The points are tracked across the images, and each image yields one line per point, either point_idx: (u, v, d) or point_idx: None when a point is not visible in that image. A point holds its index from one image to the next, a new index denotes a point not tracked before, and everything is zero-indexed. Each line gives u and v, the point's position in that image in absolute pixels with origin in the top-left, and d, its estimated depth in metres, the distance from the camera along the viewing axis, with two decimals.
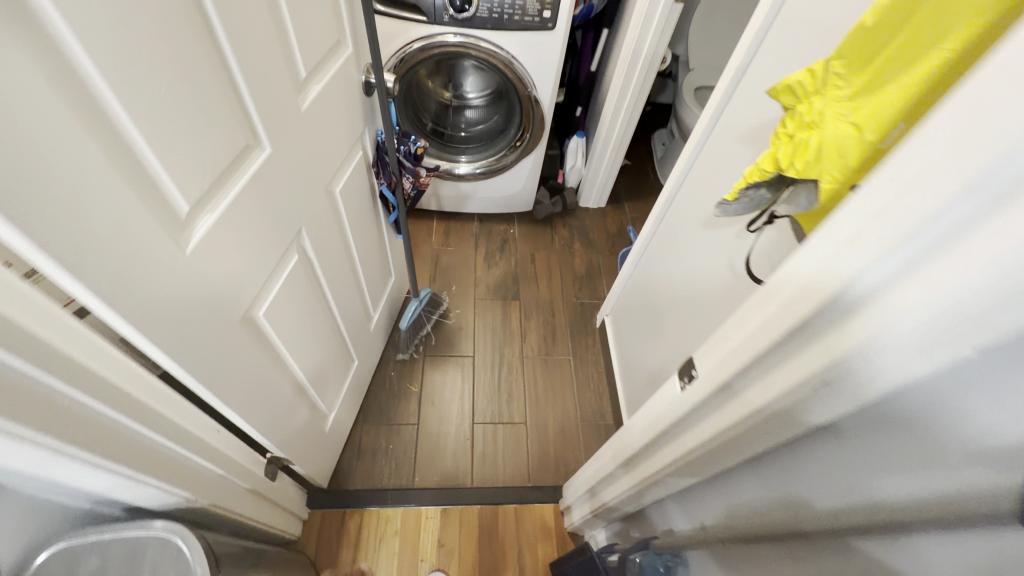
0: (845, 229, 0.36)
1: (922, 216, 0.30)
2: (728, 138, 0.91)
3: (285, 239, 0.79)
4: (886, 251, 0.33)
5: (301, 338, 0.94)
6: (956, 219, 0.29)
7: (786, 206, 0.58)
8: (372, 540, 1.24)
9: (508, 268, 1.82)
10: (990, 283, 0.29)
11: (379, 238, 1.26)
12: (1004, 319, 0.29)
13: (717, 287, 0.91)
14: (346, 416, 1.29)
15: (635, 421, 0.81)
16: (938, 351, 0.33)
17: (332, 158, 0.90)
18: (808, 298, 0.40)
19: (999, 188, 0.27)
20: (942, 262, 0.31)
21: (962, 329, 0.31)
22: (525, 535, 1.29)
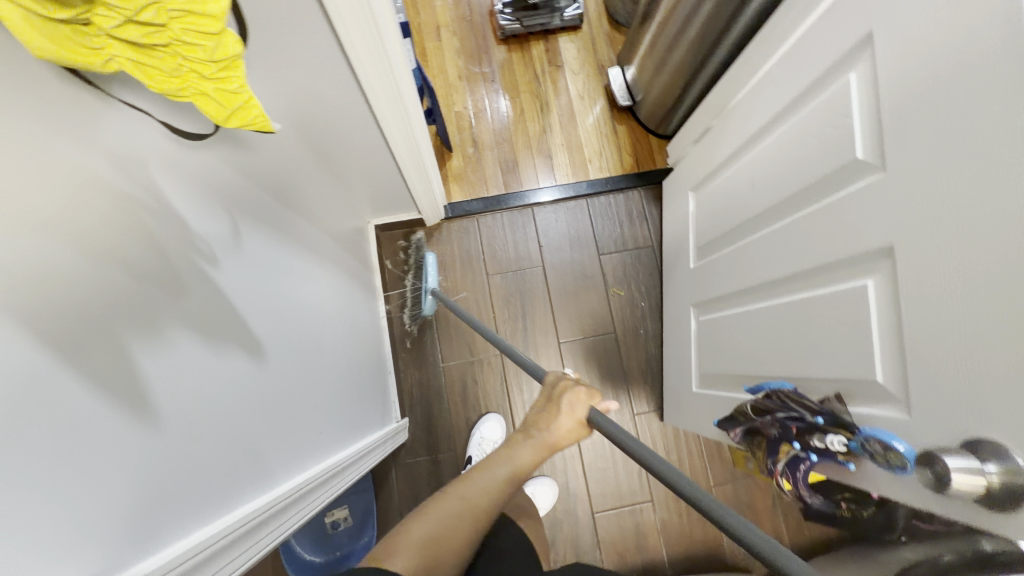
0: (306, 77, 0.66)
1: (316, 85, 0.69)
2: (65, 491, 0.30)
3: (887, 136, 0.58)
4: (321, 85, 0.69)
5: (769, 160, 0.83)
6: (307, 73, 0.65)
7: (92, 93, 0.35)
8: (611, 147, 1.45)
9: (574, 533, 1.23)
10: (302, 70, 0.64)
11: (740, 378, 0.88)
12: (302, 60, 0.63)
13: (248, 213, 0.59)
14: (676, 224, 1.26)
15: (403, 117, 0.83)
16: (309, 82, 0.67)
17: (916, 293, 0.53)
18: (359, 112, 0.77)
19: (290, 74, 0.64)
20: (314, 70, 0.65)
21: (301, 74, 0.65)
22: (470, 169, 1.41)
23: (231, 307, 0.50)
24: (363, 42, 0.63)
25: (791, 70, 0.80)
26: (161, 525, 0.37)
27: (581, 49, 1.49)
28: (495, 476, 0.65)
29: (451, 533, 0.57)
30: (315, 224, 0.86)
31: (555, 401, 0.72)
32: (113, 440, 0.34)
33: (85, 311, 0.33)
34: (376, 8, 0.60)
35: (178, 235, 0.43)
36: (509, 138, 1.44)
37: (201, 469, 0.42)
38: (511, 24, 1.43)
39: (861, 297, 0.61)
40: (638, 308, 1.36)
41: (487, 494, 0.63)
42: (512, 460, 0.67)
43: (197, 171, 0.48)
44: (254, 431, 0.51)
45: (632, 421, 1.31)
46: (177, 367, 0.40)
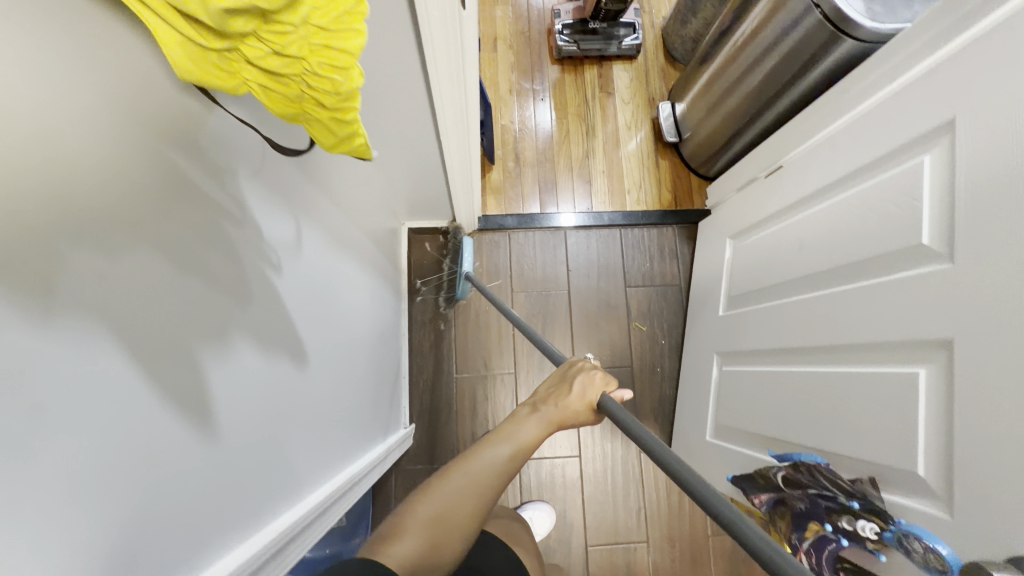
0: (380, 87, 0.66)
1: (387, 95, 0.69)
2: (129, 505, 0.29)
3: (956, 229, 0.58)
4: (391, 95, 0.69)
5: (821, 226, 0.83)
6: (381, 83, 0.66)
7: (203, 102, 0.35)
8: (651, 180, 1.45)
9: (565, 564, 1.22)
10: (378, 80, 0.65)
11: (763, 438, 0.88)
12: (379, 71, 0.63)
13: (309, 217, 0.59)
14: (709, 268, 1.25)
15: (462, 131, 0.83)
16: (381, 91, 0.68)
17: (972, 393, 0.52)
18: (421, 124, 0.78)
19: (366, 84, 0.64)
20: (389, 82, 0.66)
21: (376, 83, 0.65)
22: (509, 184, 1.41)
23: (286, 315, 0.49)
24: (443, 60, 0.63)
25: (857, 140, 0.80)
26: (201, 542, 0.36)
27: (633, 79, 1.50)
28: (500, 452, 0.58)
29: (451, 518, 0.52)
30: (359, 226, 0.86)
31: (568, 379, 0.66)
32: (177, 455, 0.33)
33: (172, 321, 0.32)
34: (463, 30, 0.60)
35: (252, 242, 0.43)
36: (551, 158, 1.44)
37: (244, 481, 0.42)
38: (569, 45, 1.43)
39: (910, 386, 0.60)
40: (657, 344, 1.35)
41: (491, 471, 0.56)
42: (519, 434, 0.60)
43: (275, 176, 0.48)
44: (290, 441, 0.50)
45: (637, 458, 1.30)
46: (237, 376, 0.40)
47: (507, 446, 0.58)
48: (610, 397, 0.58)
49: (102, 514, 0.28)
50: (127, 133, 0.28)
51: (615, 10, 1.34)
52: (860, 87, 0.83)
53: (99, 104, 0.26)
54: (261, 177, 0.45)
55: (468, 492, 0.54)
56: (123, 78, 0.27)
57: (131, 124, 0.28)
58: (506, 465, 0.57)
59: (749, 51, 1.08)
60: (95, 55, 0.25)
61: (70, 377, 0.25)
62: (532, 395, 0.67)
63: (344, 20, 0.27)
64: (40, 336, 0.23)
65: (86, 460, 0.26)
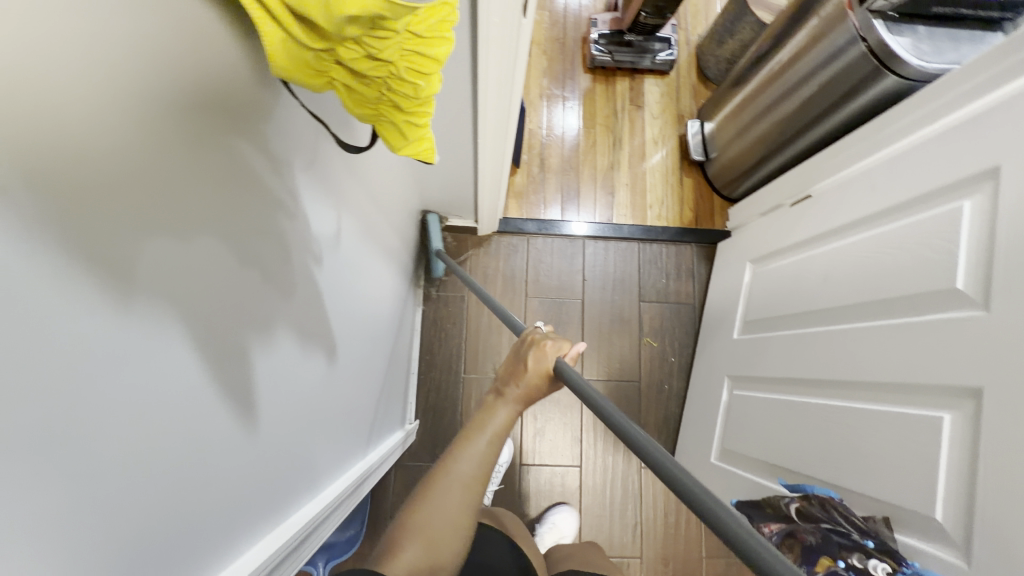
0: None
1: None
2: (181, 488, 0.30)
3: (993, 277, 0.58)
4: None
5: (849, 260, 0.83)
6: None
7: (276, 95, 0.35)
8: (674, 197, 1.45)
9: None
10: None
11: (772, 467, 0.87)
12: None
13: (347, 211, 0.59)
14: (726, 290, 1.25)
15: (499, 135, 0.83)
16: None
17: (999, 444, 0.52)
18: None
19: None
20: None
21: None
22: (531, 189, 1.41)
23: (321, 308, 0.49)
24: (494, 66, 0.63)
25: (893, 178, 0.80)
26: (233, 532, 0.36)
27: (664, 95, 1.50)
28: (477, 447, 0.54)
29: (446, 532, 0.51)
30: (388, 223, 0.86)
31: (522, 354, 0.58)
32: (222, 445, 0.33)
33: (226, 310, 0.32)
34: (517, 38, 0.61)
35: (298, 233, 0.43)
36: (575, 166, 1.44)
37: (275, 471, 0.42)
38: (602, 57, 1.43)
39: (932, 430, 0.60)
40: (666, 362, 1.35)
41: (477, 468, 0.54)
42: (492, 424, 0.56)
43: (322, 169, 0.48)
44: (314, 433, 0.50)
45: (637, 473, 1.29)
46: (277, 367, 0.40)
47: (482, 441, 0.54)
48: (570, 370, 0.52)
49: (156, 497, 0.28)
50: (191, 137, 0.27)
51: (653, 24, 1.34)
52: (899, 125, 0.83)
53: (138, 118, 0.23)
54: (312, 169, 0.45)
55: (459, 497, 0.52)
56: (173, 80, 0.25)
57: (171, 131, 0.25)
58: (489, 461, 0.55)
59: (787, 77, 1.08)
60: (142, 61, 0.23)
61: (139, 363, 0.25)
62: (495, 376, 0.60)
63: (434, 28, 0.26)
64: (117, 321, 0.23)
65: (145, 447, 0.26)
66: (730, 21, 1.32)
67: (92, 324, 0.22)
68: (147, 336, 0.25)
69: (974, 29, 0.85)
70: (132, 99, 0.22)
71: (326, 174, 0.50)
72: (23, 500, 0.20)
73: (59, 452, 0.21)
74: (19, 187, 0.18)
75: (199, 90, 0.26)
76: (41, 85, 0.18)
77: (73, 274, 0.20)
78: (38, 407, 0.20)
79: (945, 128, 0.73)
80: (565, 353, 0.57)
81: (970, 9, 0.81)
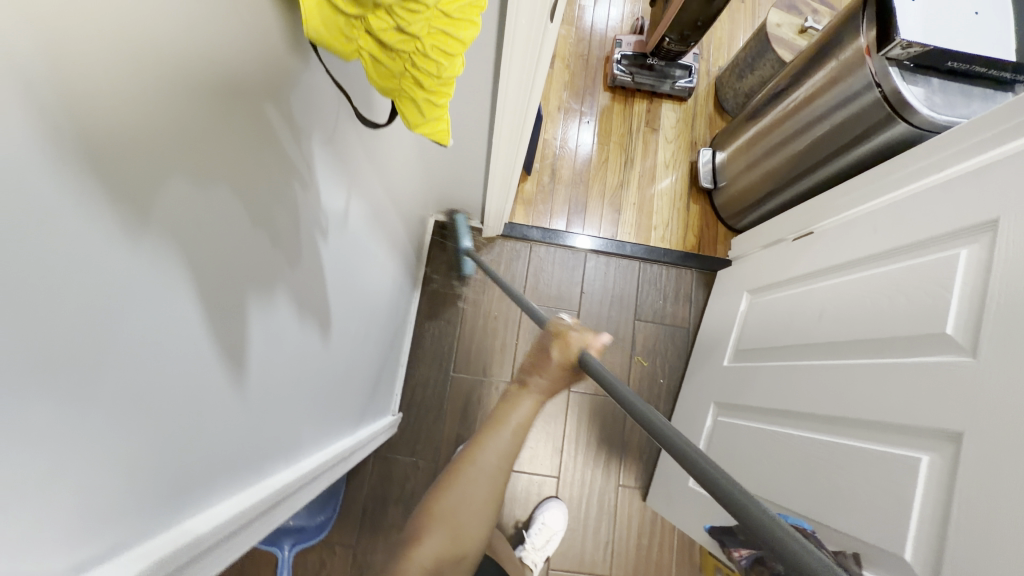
0: None
1: None
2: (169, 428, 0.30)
3: (984, 326, 0.58)
4: None
5: (845, 297, 0.83)
6: None
7: (306, 61, 0.36)
8: (679, 221, 1.46)
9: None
10: None
11: (749, 495, 0.87)
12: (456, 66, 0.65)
13: (359, 189, 0.60)
14: (721, 317, 1.26)
15: (516, 137, 0.84)
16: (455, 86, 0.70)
17: (974, 491, 0.52)
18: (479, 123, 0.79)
19: None
20: None
21: None
22: (539, 197, 1.43)
23: (322, 280, 0.50)
24: (519, 67, 0.65)
25: (896, 222, 0.81)
26: (212, 486, 0.36)
27: (679, 120, 1.52)
28: (500, 442, 0.60)
29: (469, 518, 0.59)
30: (396, 211, 0.87)
31: (546, 348, 0.60)
32: (212, 396, 0.33)
33: (232, 264, 0.33)
34: (545, 42, 0.62)
35: (309, 200, 0.44)
36: (586, 181, 1.45)
37: (258, 432, 0.42)
38: (624, 77, 1.46)
39: (911, 472, 0.60)
40: (656, 382, 1.36)
41: (498, 458, 0.60)
42: (513, 419, 0.61)
43: (341, 143, 0.49)
44: (300, 402, 0.51)
45: (615, 491, 1.29)
46: (273, 327, 0.41)
47: (505, 439, 0.60)
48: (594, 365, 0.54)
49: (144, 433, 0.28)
50: (222, 105, 0.28)
51: (677, 51, 1.36)
52: (906, 171, 0.84)
53: (146, 86, 0.22)
54: (329, 143, 0.46)
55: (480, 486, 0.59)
56: (213, 49, 0.26)
57: (195, 104, 0.25)
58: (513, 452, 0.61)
59: (802, 115, 1.10)
60: (187, 27, 0.24)
61: (146, 299, 0.26)
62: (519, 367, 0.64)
63: (461, 10, 0.28)
64: (130, 252, 0.24)
65: (143, 385, 0.27)
66: (752, 56, 1.35)
67: (114, 253, 0.23)
68: (161, 275, 0.26)
69: (987, 87, 0.87)
70: (160, 72, 0.23)
71: (343, 149, 0.51)
72: (22, 413, 0.20)
73: (64, 372, 0.22)
74: (37, 133, 0.18)
75: (204, 61, 0.25)
76: (63, 43, 0.18)
77: (95, 202, 0.21)
78: (46, 323, 0.20)
79: (948, 179, 0.75)
80: (589, 345, 0.59)
81: (984, 67, 0.83)
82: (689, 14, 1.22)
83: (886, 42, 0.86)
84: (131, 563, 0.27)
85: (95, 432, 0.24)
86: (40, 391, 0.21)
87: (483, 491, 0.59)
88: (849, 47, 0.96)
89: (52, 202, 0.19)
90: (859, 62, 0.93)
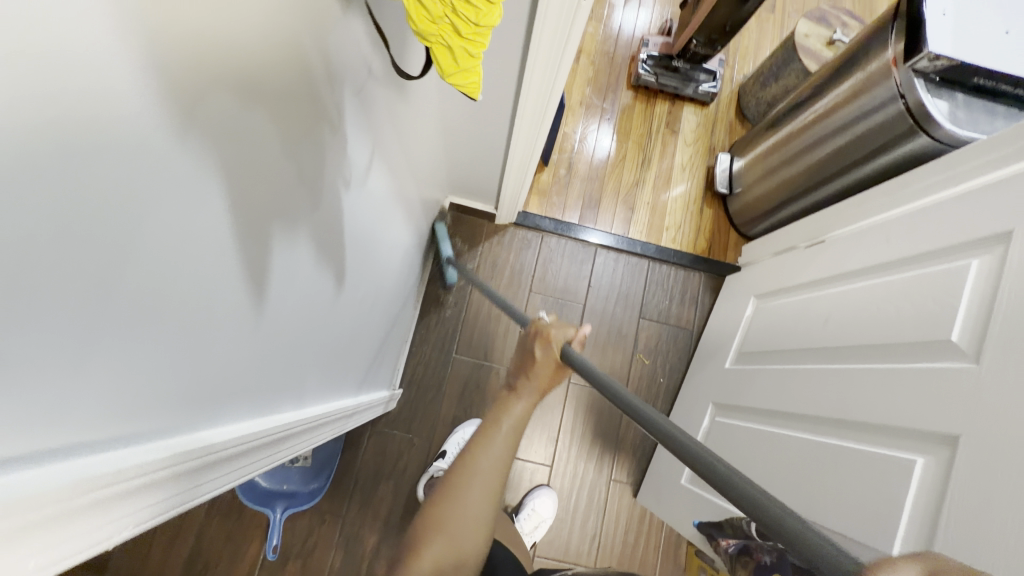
0: None
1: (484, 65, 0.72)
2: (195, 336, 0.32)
3: (990, 333, 0.59)
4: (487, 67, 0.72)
5: (853, 303, 0.84)
6: None
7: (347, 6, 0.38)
8: (691, 224, 1.47)
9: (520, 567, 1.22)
10: None
11: (741, 493, 0.88)
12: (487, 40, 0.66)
13: (382, 151, 0.61)
14: (726, 321, 1.26)
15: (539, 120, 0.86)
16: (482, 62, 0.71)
17: (967, 493, 0.53)
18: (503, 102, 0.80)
19: None
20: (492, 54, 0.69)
21: None
22: (554, 189, 1.44)
23: (341, 230, 0.51)
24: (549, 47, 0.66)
25: (909, 231, 0.81)
26: (225, 405, 0.37)
27: (699, 125, 1.53)
28: (494, 447, 0.58)
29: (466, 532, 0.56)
30: (414, 184, 0.89)
31: (530, 347, 0.62)
32: (234, 317, 0.35)
33: (262, 190, 0.34)
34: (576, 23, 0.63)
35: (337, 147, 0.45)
36: (601, 178, 1.46)
37: (270, 365, 0.43)
38: (648, 77, 1.46)
39: (906, 473, 0.60)
40: (655, 381, 1.36)
41: (494, 464, 0.58)
42: (506, 421, 0.59)
43: (370, 99, 0.50)
44: (310, 347, 0.52)
45: (606, 485, 1.30)
46: (293, 263, 0.42)
47: (499, 444, 0.58)
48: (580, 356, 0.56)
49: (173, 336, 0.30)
50: (267, 32, 0.29)
51: (703, 54, 1.37)
52: (924, 183, 0.84)
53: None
54: (360, 95, 0.47)
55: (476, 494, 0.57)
56: None
57: (244, 25, 0.27)
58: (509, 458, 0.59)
59: (822, 125, 1.10)
60: None
61: (187, 201, 0.27)
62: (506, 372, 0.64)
63: None
64: (178, 152, 0.25)
65: (178, 286, 0.28)
66: (777, 65, 1.35)
67: (163, 147, 0.24)
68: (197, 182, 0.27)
69: (1012, 106, 0.87)
70: None
71: (372, 106, 0.52)
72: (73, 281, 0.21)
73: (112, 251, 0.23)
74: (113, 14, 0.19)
75: None
76: None
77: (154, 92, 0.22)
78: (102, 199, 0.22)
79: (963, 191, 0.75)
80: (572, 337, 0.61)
81: (1010, 86, 0.83)
82: (718, 18, 1.22)
83: (913, 54, 0.86)
84: (153, 452, 0.29)
85: (131, 319, 0.25)
86: (93, 264, 0.22)
87: (479, 499, 0.57)
88: (875, 58, 0.96)
89: (119, 82, 0.20)
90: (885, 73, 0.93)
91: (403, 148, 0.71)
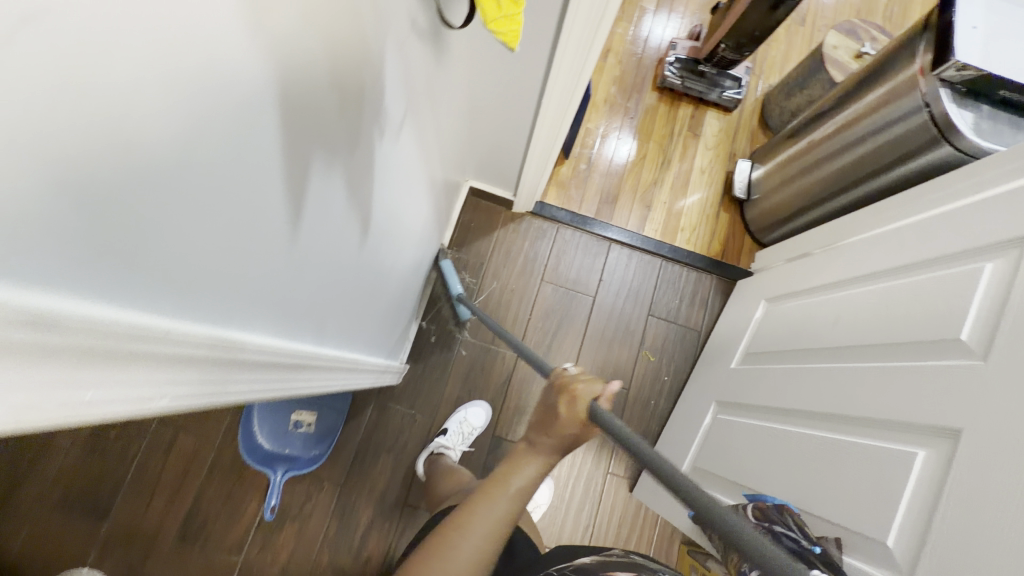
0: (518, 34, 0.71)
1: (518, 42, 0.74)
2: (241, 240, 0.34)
3: (1000, 331, 0.59)
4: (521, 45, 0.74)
5: (864, 304, 0.84)
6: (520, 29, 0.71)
7: None
8: (706, 227, 1.47)
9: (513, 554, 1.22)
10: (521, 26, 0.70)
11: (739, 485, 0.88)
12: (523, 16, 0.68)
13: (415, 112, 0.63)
14: (735, 323, 1.27)
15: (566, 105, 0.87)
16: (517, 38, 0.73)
17: (966, 484, 0.53)
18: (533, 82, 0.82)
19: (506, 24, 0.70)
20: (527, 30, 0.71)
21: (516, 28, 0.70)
22: (572, 183, 1.45)
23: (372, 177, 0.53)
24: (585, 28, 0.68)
25: (924, 235, 0.82)
26: (254, 317, 0.40)
27: (721, 130, 1.54)
28: (497, 504, 0.55)
29: None
30: (440, 158, 0.91)
31: (555, 398, 0.57)
32: (273, 228, 0.37)
33: (311, 113, 0.36)
34: None
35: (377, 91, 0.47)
36: (621, 175, 1.48)
37: (298, 291, 0.45)
38: (674, 79, 1.48)
39: (906, 465, 0.61)
40: (660, 379, 1.36)
41: (494, 522, 0.54)
42: (514, 480, 0.55)
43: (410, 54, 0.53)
44: (333, 288, 0.54)
45: (603, 477, 1.30)
46: (328, 194, 0.44)
47: (502, 503, 0.55)
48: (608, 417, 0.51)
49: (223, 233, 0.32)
50: None
51: (730, 59, 1.38)
52: (943, 191, 0.85)
53: None
54: (402, 47, 0.50)
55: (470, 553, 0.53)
56: None
57: None
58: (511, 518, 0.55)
59: (845, 134, 1.11)
60: None
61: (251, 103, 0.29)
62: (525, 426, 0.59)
63: None
64: None
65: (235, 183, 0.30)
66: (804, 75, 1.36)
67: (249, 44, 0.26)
68: (270, 87, 0.29)
69: None
70: None
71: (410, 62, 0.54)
72: None
73: None
74: None
75: None
76: None
77: None
78: None
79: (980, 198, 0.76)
80: (600, 395, 0.55)
81: None
82: (746, 25, 1.24)
83: (941, 62, 0.87)
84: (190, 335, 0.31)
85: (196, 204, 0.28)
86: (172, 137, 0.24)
87: (472, 554, 0.53)
88: (903, 67, 0.97)
89: None
90: (911, 82, 0.94)
91: (434, 116, 0.73)
